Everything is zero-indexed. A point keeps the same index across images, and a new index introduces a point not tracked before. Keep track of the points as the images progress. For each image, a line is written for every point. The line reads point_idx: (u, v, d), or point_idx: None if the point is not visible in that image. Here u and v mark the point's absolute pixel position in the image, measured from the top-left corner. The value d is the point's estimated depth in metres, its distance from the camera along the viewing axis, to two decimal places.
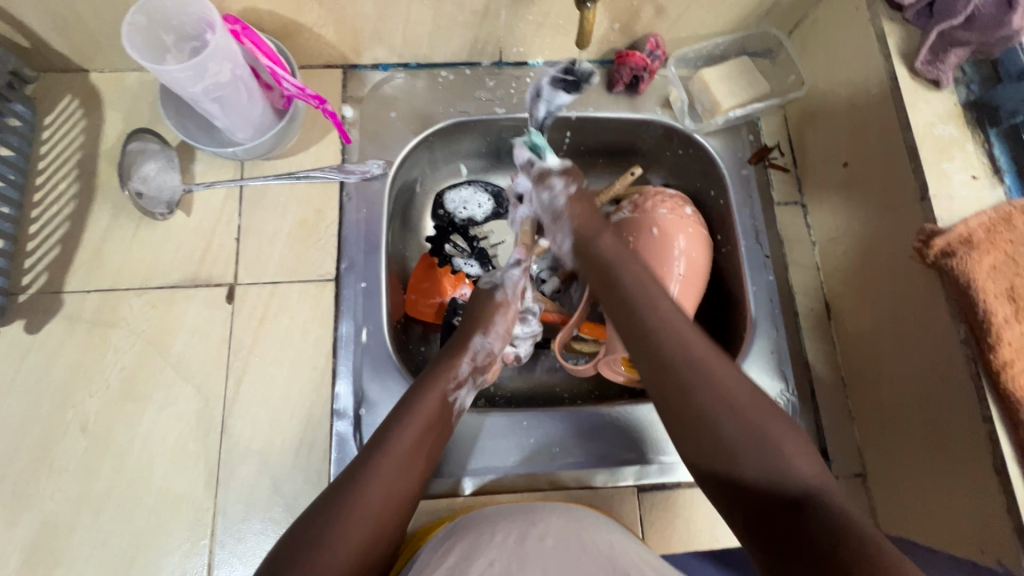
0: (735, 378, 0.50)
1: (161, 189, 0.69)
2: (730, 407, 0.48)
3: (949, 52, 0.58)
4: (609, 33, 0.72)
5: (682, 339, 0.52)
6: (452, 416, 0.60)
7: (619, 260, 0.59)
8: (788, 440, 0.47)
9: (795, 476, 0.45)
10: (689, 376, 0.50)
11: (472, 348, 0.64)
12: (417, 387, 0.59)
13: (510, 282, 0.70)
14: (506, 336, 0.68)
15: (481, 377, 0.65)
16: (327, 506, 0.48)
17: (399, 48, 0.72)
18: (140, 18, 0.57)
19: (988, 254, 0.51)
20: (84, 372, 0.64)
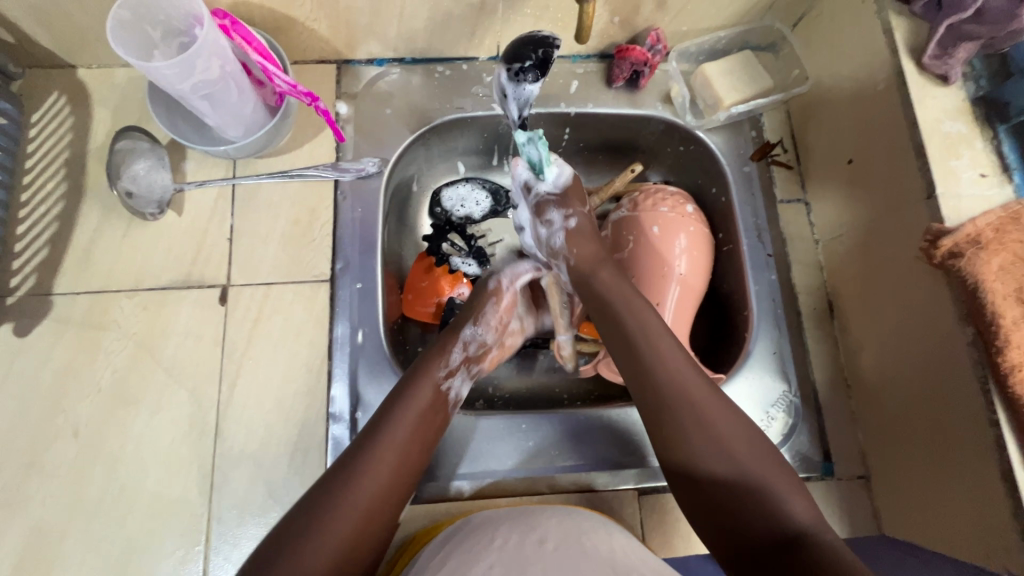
0: (735, 423, 0.51)
1: (151, 188, 0.67)
2: (729, 448, 0.50)
3: (958, 46, 0.57)
4: (609, 27, 0.70)
5: (686, 382, 0.54)
6: (448, 407, 0.59)
7: (619, 299, 0.60)
8: (783, 483, 0.48)
9: (791, 518, 0.46)
10: (686, 419, 0.52)
11: (464, 338, 0.63)
12: (417, 377, 0.58)
13: (510, 273, 0.69)
14: (500, 329, 0.67)
15: (475, 367, 0.65)
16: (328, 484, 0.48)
17: (393, 42, 0.71)
18: (125, 13, 0.55)
19: (997, 254, 0.50)
20: (75, 376, 0.63)
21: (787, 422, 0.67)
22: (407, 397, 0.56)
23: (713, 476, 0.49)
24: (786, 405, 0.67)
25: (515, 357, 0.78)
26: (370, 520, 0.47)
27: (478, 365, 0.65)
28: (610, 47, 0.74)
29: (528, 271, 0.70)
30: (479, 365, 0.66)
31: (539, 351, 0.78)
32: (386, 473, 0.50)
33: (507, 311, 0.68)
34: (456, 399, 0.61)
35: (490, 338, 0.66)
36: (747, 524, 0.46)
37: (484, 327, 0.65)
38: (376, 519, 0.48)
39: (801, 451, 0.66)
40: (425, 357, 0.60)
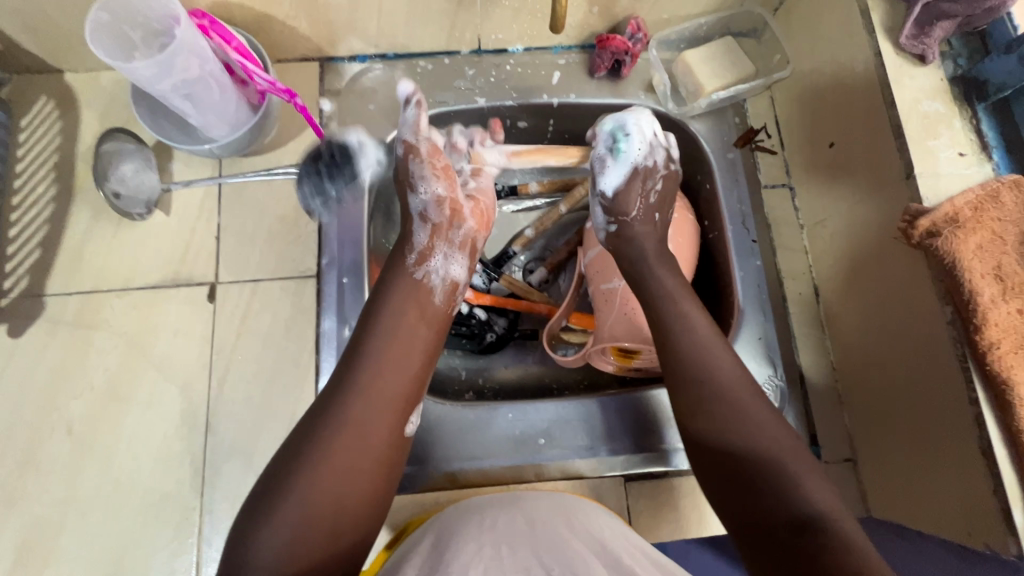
0: (759, 408, 0.52)
1: (138, 189, 0.68)
2: (748, 425, 0.51)
3: (934, 26, 0.57)
4: (589, 16, 0.71)
5: (713, 360, 0.54)
6: (436, 301, 0.58)
7: (657, 281, 0.60)
8: (803, 468, 0.48)
9: (805, 502, 0.46)
10: (707, 392, 0.53)
11: (415, 215, 0.63)
12: (393, 285, 0.57)
13: (405, 125, 0.63)
14: (444, 172, 0.63)
15: (455, 233, 0.63)
16: (315, 417, 0.48)
17: (374, 38, 0.71)
18: (105, 16, 0.57)
19: (974, 233, 0.50)
20: (69, 375, 0.64)
21: (775, 407, 0.66)
22: (390, 313, 0.55)
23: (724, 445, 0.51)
24: (774, 390, 0.66)
25: (504, 349, 0.78)
26: (368, 458, 0.48)
27: (456, 225, 0.63)
28: (591, 36, 0.74)
29: (412, 112, 0.62)
30: (462, 228, 0.63)
31: (529, 342, 0.79)
32: (378, 405, 0.50)
33: (439, 163, 0.63)
34: (445, 282, 0.60)
35: (443, 197, 0.63)
36: (757, 499, 0.47)
37: (427, 192, 0.62)
38: (370, 456, 0.48)
39: None
40: (393, 262, 0.60)
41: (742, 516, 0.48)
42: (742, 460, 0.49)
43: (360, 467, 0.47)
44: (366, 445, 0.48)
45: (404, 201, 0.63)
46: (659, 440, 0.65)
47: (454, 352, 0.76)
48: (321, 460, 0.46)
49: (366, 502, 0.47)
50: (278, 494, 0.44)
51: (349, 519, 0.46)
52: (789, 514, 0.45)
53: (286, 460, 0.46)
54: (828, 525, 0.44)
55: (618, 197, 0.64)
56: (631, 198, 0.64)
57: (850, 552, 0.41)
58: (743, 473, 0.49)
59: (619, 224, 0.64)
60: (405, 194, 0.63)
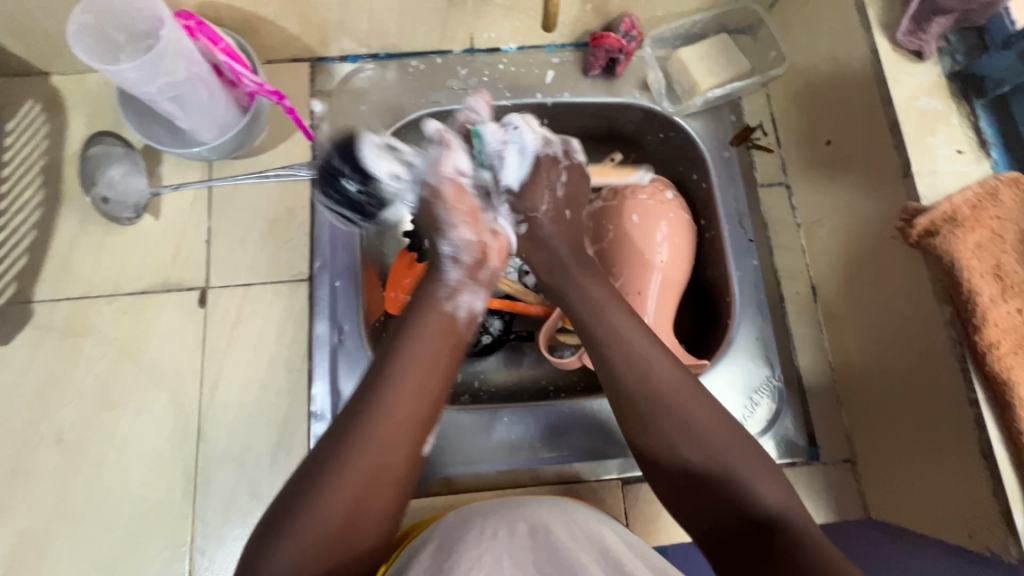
0: (710, 415, 0.50)
1: (127, 193, 0.67)
2: (698, 435, 0.49)
3: (931, 21, 0.55)
4: (582, 14, 0.70)
5: (652, 372, 0.52)
6: (460, 328, 0.55)
7: (580, 293, 0.58)
8: (757, 471, 0.47)
9: (762, 504, 0.46)
10: (654, 411, 0.50)
11: (440, 258, 0.57)
12: (418, 306, 0.54)
13: (435, 163, 0.59)
14: (472, 215, 0.58)
15: (481, 269, 0.58)
16: (335, 440, 0.46)
17: (365, 38, 0.70)
18: (88, 18, 0.55)
19: (973, 232, 0.49)
20: (58, 382, 0.63)
21: (773, 407, 0.66)
22: (412, 334, 0.52)
23: (681, 461, 0.49)
24: (771, 390, 0.66)
25: (500, 351, 0.78)
26: (387, 486, 0.46)
27: (484, 267, 0.58)
28: (584, 34, 0.73)
29: (443, 152, 0.59)
30: (488, 266, 0.59)
31: (525, 344, 0.78)
32: (400, 433, 0.47)
33: (466, 205, 0.58)
34: (468, 315, 0.56)
35: (471, 239, 0.58)
36: (717, 509, 0.47)
37: (456, 236, 0.57)
38: (387, 485, 0.46)
39: (786, 435, 0.66)
40: (422, 285, 0.57)
41: (707, 526, 0.47)
42: (696, 472, 0.48)
43: (376, 496, 0.46)
44: (384, 473, 0.46)
45: (432, 242, 0.59)
46: None
47: None
48: (338, 487, 0.44)
49: (380, 527, 0.46)
50: (293, 517, 0.43)
51: (363, 543, 0.45)
52: (746, 521, 0.46)
53: (301, 484, 0.45)
54: (785, 525, 0.44)
55: (525, 188, 0.62)
56: (538, 194, 0.62)
57: (810, 550, 0.42)
58: (698, 489, 0.48)
59: (528, 224, 0.62)
60: (432, 236, 0.58)
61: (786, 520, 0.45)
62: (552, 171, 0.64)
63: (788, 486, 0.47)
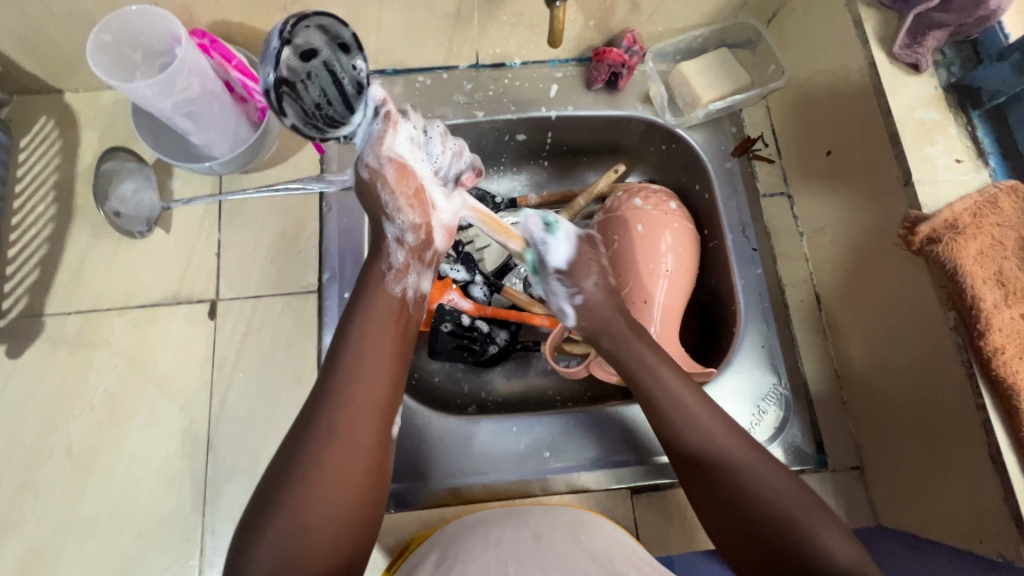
0: (767, 469, 0.49)
1: (139, 207, 0.68)
2: (758, 495, 0.47)
3: (926, 35, 0.58)
4: (585, 31, 0.71)
5: (709, 434, 0.51)
6: (410, 307, 0.57)
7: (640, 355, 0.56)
8: (815, 515, 0.46)
9: (830, 552, 0.44)
10: (702, 457, 0.50)
11: (392, 238, 0.58)
12: (367, 291, 0.55)
13: (370, 142, 0.55)
14: (415, 198, 0.58)
15: (427, 253, 0.60)
16: (298, 435, 0.47)
17: (373, 54, 0.72)
18: (105, 37, 0.57)
19: (975, 238, 0.50)
20: (68, 395, 0.63)
21: (779, 415, 0.66)
22: (364, 318, 0.53)
23: (747, 522, 0.47)
24: (778, 399, 0.66)
25: (508, 362, 0.78)
26: (359, 475, 0.47)
27: (431, 248, 0.60)
28: (587, 50, 0.75)
29: (380, 129, 0.54)
30: (434, 248, 0.60)
31: (531, 354, 0.78)
32: (362, 415, 0.48)
33: (410, 186, 0.57)
34: (415, 294, 0.58)
35: (418, 222, 0.59)
36: None
37: (402, 220, 0.58)
38: (359, 471, 0.47)
39: (794, 443, 0.66)
40: (367, 270, 0.57)
41: None
42: (763, 531, 0.47)
43: (348, 482, 0.46)
44: (354, 459, 0.46)
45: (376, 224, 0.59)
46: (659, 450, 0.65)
47: (456, 364, 0.76)
48: (312, 477, 0.45)
49: (356, 517, 0.46)
50: (268, 516, 0.44)
51: (347, 532, 0.46)
52: (814, 574, 0.44)
53: (273, 479, 0.46)
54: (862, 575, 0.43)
55: (572, 268, 0.59)
56: (584, 271, 0.59)
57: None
58: (767, 543, 0.46)
59: (580, 300, 0.58)
60: (378, 219, 0.59)
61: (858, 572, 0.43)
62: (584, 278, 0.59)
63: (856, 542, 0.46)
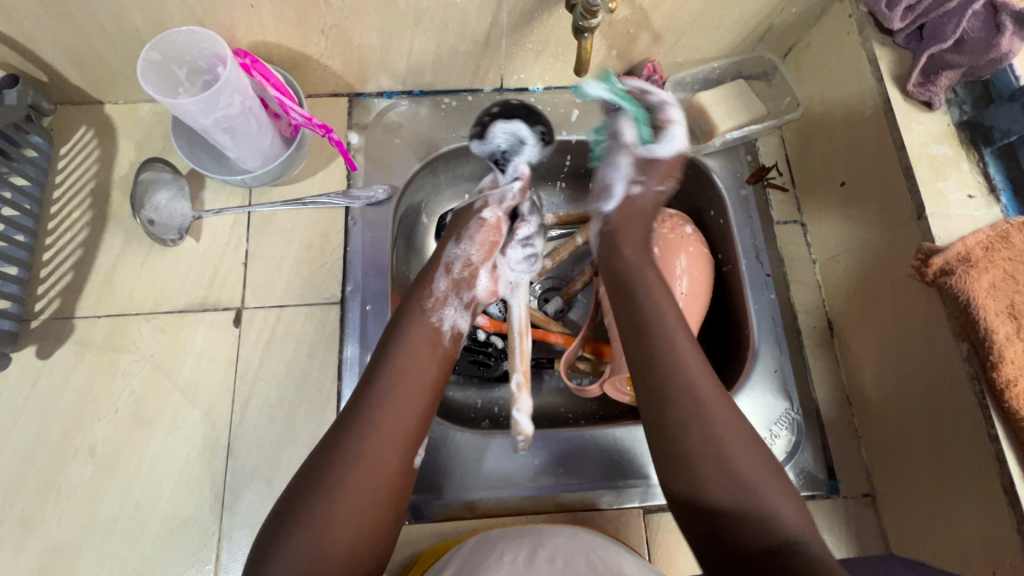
0: (727, 416, 0.50)
1: (171, 216, 0.71)
2: (720, 442, 0.48)
3: (940, 74, 0.60)
4: (607, 59, 0.74)
5: (688, 369, 0.52)
6: (445, 340, 0.58)
7: (656, 315, 0.55)
8: (771, 485, 0.46)
9: (780, 521, 0.45)
10: (680, 415, 0.50)
11: (447, 260, 0.65)
12: (405, 315, 0.59)
13: (499, 191, 0.70)
14: (487, 245, 0.67)
15: (467, 294, 0.64)
16: (327, 451, 0.48)
17: (403, 76, 0.74)
18: (155, 55, 0.60)
19: (987, 271, 0.52)
20: (94, 397, 0.65)
21: (791, 440, 0.67)
22: (400, 348, 0.55)
23: (698, 467, 0.48)
24: (790, 423, 0.67)
25: None
26: (380, 502, 0.47)
27: (471, 290, 0.64)
28: (608, 77, 0.78)
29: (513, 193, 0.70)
30: (473, 290, 0.64)
31: (544, 372, 0.79)
32: (390, 441, 0.49)
33: (494, 237, 0.67)
34: (452, 330, 0.60)
35: (473, 259, 0.65)
36: (722, 522, 0.46)
37: (467, 244, 0.66)
38: (382, 494, 0.47)
39: (806, 468, 0.66)
40: (410, 297, 0.61)
41: (710, 541, 0.46)
42: (712, 473, 0.47)
43: (371, 506, 0.46)
44: (376, 486, 0.47)
45: (446, 243, 0.67)
46: None
47: (470, 379, 0.76)
48: (336, 494, 0.46)
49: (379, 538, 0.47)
50: (287, 532, 0.44)
51: (363, 552, 0.46)
52: (752, 528, 0.45)
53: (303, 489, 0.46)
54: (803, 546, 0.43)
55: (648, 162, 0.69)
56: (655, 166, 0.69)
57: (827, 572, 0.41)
58: (704, 489, 0.47)
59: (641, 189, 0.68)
60: (448, 239, 0.67)
61: (802, 540, 0.44)
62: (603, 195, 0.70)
63: (800, 504, 0.46)
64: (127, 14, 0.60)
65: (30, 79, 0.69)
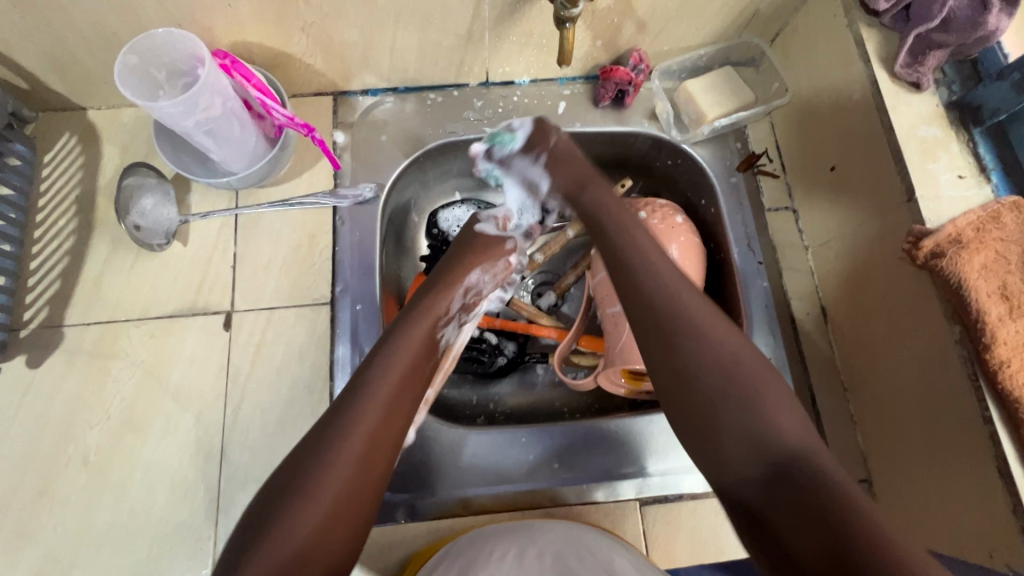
0: (726, 346, 0.50)
1: (157, 221, 0.70)
2: (716, 363, 0.49)
3: (927, 55, 0.59)
4: (592, 49, 0.73)
5: (670, 286, 0.53)
6: (440, 357, 0.61)
7: (629, 242, 0.56)
8: (773, 401, 0.47)
9: (783, 436, 0.46)
10: (674, 333, 0.51)
11: (467, 283, 0.65)
12: (410, 317, 0.59)
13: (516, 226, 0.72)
14: (499, 283, 0.69)
15: (465, 317, 0.66)
16: (310, 450, 0.46)
17: (387, 73, 0.74)
18: (132, 58, 0.59)
19: (978, 253, 0.51)
20: (86, 404, 0.65)
21: None
22: (391, 349, 0.55)
23: (702, 399, 0.49)
24: None
25: (514, 375, 0.78)
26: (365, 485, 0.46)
27: (468, 315, 0.67)
28: (594, 68, 0.77)
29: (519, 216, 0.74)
30: (470, 317, 0.67)
31: (538, 365, 0.79)
32: (380, 429, 0.49)
33: (500, 267, 0.68)
34: (444, 352, 0.63)
35: (478, 288, 0.67)
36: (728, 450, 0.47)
37: (485, 274, 0.67)
38: (374, 484, 0.47)
39: None
40: (421, 300, 0.61)
41: (725, 471, 0.47)
42: (713, 401, 0.48)
43: (360, 493, 0.46)
44: (360, 471, 0.46)
45: (466, 263, 0.66)
46: (670, 461, 0.66)
47: (464, 377, 0.76)
48: (325, 473, 0.45)
49: (363, 525, 0.46)
50: (269, 530, 0.42)
51: (345, 533, 0.45)
52: (766, 448, 0.45)
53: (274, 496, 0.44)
54: (808, 457, 0.44)
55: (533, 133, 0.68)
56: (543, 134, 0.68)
57: (834, 487, 0.41)
58: (702, 407, 0.49)
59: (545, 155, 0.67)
60: (475, 263, 0.66)
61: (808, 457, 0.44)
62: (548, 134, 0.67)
63: (806, 423, 0.47)
64: (104, 18, 0.60)
65: (11, 87, 0.68)
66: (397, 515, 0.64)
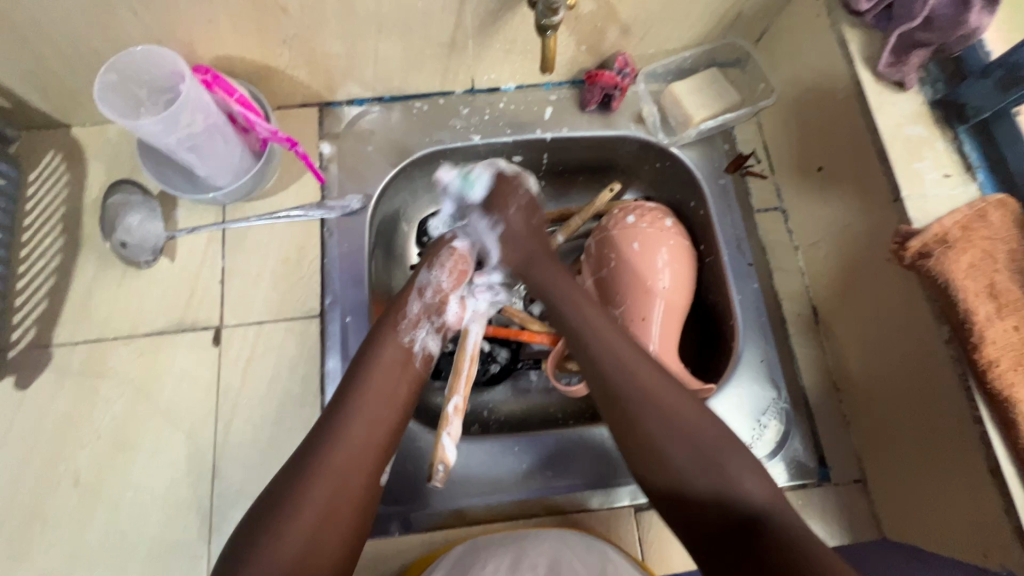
0: (681, 399, 0.51)
1: (144, 238, 0.70)
2: (680, 428, 0.49)
3: (910, 54, 0.59)
4: (577, 55, 0.73)
5: (621, 357, 0.55)
6: (416, 363, 0.58)
7: (578, 313, 0.60)
8: (737, 461, 0.48)
9: (744, 496, 0.46)
10: (633, 405, 0.52)
11: (420, 284, 0.64)
12: (378, 337, 0.59)
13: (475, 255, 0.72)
14: (458, 272, 0.66)
15: (437, 318, 0.64)
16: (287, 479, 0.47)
17: (372, 83, 0.73)
18: (112, 77, 0.59)
19: (965, 252, 0.51)
20: (76, 424, 0.64)
21: (780, 429, 0.66)
22: (366, 371, 0.55)
23: (665, 466, 0.49)
24: (778, 413, 0.67)
25: (508, 381, 0.78)
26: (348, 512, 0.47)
27: (441, 315, 0.64)
28: (580, 73, 0.77)
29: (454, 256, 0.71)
30: (443, 315, 0.65)
31: (532, 371, 0.78)
32: (357, 457, 0.49)
33: (452, 265, 0.66)
34: (423, 351, 0.60)
35: (442, 288, 0.65)
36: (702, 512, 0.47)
37: (436, 271, 0.65)
38: (350, 510, 0.47)
39: (796, 457, 0.66)
40: (385, 316, 0.61)
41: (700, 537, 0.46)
42: (678, 463, 0.48)
43: (340, 518, 0.46)
44: (340, 500, 0.47)
45: (415, 275, 0.66)
46: None
47: None
48: (302, 504, 0.45)
49: (348, 549, 0.47)
50: (251, 555, 0.43)
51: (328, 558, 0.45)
52: (733, 513, 0.45)
53: (257, 519, 0.45)
54: (771, 518, 0.44)
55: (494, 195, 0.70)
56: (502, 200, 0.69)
57: (797, 544, 0.42)
58: (676, 476, 0.48)
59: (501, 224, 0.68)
60: (421, 266, 0.66)
61: (771, 514, 0.45)
62: (505, 198, 0.69)
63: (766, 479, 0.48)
64: (86, 36, 0.59)
65: None
66: (390, 527, 0.63)
